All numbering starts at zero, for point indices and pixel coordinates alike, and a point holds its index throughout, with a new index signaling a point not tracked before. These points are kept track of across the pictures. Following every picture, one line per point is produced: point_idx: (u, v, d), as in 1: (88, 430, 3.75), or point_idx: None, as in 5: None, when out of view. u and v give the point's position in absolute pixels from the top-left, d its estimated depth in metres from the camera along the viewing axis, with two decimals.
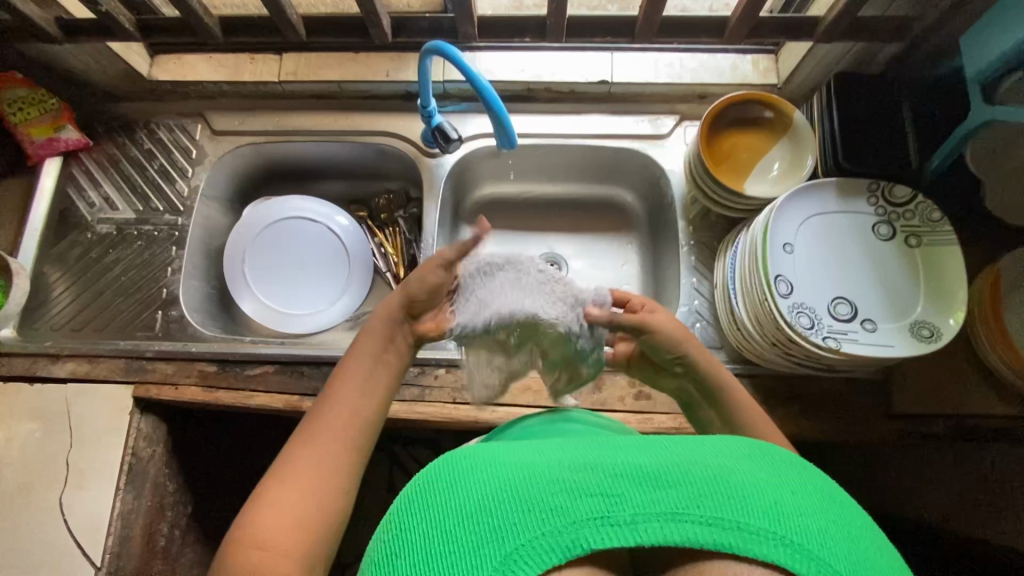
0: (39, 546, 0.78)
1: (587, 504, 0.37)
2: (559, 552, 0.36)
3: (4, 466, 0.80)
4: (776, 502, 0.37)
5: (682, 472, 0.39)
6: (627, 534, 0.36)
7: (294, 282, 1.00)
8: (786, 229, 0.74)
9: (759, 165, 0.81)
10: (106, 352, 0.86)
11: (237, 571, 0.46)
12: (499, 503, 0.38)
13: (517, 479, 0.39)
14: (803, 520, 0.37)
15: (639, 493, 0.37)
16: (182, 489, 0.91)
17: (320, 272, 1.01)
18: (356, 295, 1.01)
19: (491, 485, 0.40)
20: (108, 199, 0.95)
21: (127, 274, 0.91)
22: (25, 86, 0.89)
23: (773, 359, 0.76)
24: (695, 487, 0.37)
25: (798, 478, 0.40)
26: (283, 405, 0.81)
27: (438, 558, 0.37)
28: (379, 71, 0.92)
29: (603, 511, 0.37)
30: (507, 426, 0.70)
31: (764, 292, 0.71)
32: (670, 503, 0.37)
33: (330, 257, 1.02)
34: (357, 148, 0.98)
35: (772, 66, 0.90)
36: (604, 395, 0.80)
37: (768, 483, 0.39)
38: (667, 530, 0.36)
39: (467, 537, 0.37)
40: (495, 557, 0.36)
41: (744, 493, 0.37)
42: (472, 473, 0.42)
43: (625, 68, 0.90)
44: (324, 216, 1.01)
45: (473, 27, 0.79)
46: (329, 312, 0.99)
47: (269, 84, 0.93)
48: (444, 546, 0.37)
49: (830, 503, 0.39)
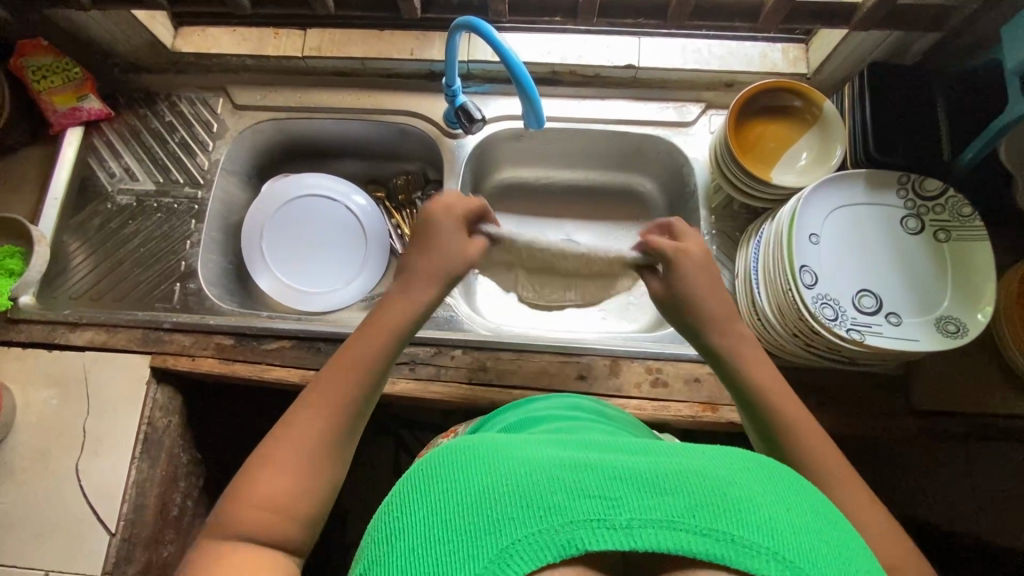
0: (56, 510, 0.79)
1: (583, 504, 0.34)
2: (554, 550, 0.33)
3: (27, 429, 0.82)
4: (773, 517, 0.35)
5: (682, 478, 0.36)
6: (621, 540, 0.33)
7: (312, 259, 1.00)
8: (812, 219, 0.73)
9: (787, 154, 0.80)
10: (124, 322, 0.86)
11: (239, 528, 0.47)
12: (496, 497, 0.35)
13: (510, 471, 0.36)
14: (800, 539, 0.34)
15: (637, 497, 0.35)
16: (195, 461, 0.91)
17: (337, 250, 1.01)
18: (372, 275, 1.01)
19: (490, 477, 0.37)
20: (128, 170, 0.95)
21: (146, 246, 0.91)
22: (50, 55, 0.89)
23: (794, 350, 0.75)
24: (694, 496, 0.35)
25: (795, 495, 0.38)
26: (299, 380, 0.82)
27: (431, 548, 0.34)
28: (403, 49, 0.91)
29: (598, 513, 0.34)
30: (511, 409, 0.71)
31: (788, 282, 0.70)
32: (667, 509, 0.34)
33: (347, 236, 1.01)
34: (378, 127, 0.97)
35: (802, 55, 0.88)
36: (621, 381, 0.79)
37: (767, 497, 0.36)
38: (661, 538, 0.33)
39: (454, 527, 0.35)
40: (490, 552, 0.33)
41: (743, 506, 0.35)
42: (463, 459, 0.38)
43: (652, 54, 0.89)
44: (342, 195, 1.01)
45: (504, 5, 0.79)
46: (344, 291, 0.99)
47: (292, 59, 0.93)
48: (431, 533, 0.35)
49: (828, 524, 0.36)
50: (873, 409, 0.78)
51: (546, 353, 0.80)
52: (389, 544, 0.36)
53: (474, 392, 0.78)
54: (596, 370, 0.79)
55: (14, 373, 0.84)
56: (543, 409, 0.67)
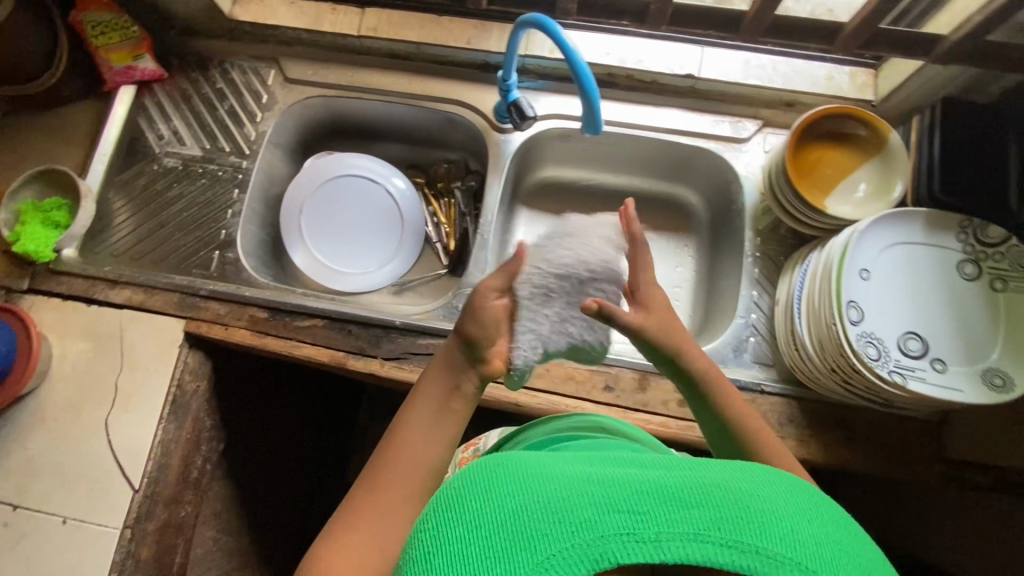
0: (85, 460, 0.81)
1: (612, 518, 0.35)
2: (587, 563, 0.34)
3: (61, 380, 0.84)
4: (793, 529, 0.36)
5: (704, 492, 0.36)
6: (650, 552, 0.34)
7: (348, 240, 1.00)
8: (865, 254, 0.71)
9: (844, 183, 0.78)
10: (162, 285, 0.87)
11: None
12: (526, 510, 0.36)
13: (540, 485, 0.37)
14: (821, 551, 0.35)
15: (665, 511, 0.35)
16: (218, 427, 0.93)
17: (373, 232, 1.01)
18: (405, 261, 1.02)
19: (519, 490, 0.37)
20: (177, 134, 0.95)
21: (188, 211, 0.92)
22: (110, 12, 0.90)
23: (829, 386, 0.74)
24: (717, 509, 0.35)
25: (814, 505, 0.38)
26: (328, 359, 0.82)
27: (470, 561, 0.35)
28: (460, 37, 0.90)
29: (627, 526, 0.34)
30: (532, 427, 0.72)
31: (833, 316, 0.69)
32: (691, 523, 0.35)
33: (385, 219, 1.01)
34: (426, 113, 0.96)
35: (870, 81, 0.85)
36: (648, 396, 0.78)
37: (787, 509, 0.37)
38: (689, 550, 0.34)
39: (490, 542, 0.35)
40: (526, 564, 0.34)
41: (762, 520, 0.35)
42: (492, 474, 0.39)
43: (714, 65, 0.87)
44: (382, 177, 1.01)
45: None
46: (377, 274, 1.00)
47: (348, 37, 0.92)
48: (467, 548, 0.35)
49: (846, 536, 0.37)
50: (902, 453, 0.76)
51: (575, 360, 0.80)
52: (430, 559, 0.36)
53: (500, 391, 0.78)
54: (623, 383, 0.79)
55: (53, 324, 0.86)
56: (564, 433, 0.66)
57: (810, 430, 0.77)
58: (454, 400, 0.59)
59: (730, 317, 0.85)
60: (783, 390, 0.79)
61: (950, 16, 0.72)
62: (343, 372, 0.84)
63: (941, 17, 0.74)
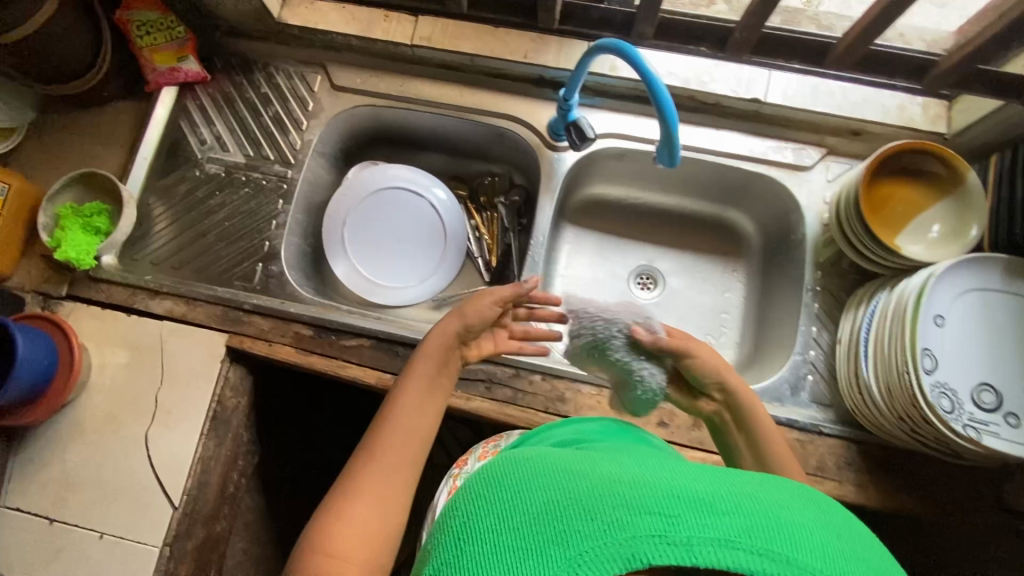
0: (124, 476, 0.79)
1: (644, 519, 0.33)
2: (617, 564, 0.32)
3: (100, 392, 0.82)
4: (826, 542, 0.34)
5: (737, 500, 0.35)
6: (681, 555, 0.32)
7: (389, 254, 0.98)
8: (940, 300, 0.69)
9: (917, 221, 0.75)
10: (204, 297, 0.85)
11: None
12: (556, 504, 0.35)
13: (574, 484, 0.36)
14: (856, 568, 0.33)
15: (697, 516, 0.33)
16: (255, 440, 0.91)
17: (416, 247, 0.98)
18: (447, 275, 0.99)
19: (549, 485, 0.36)
20: (219, 139, 0.93)
21: (231, 220, 0.90)
22: (156, 11, 0.87)
23: (894, 432, 0.72)
24: (749, 516, 0.34)
25: (843, 521, 0.36)
26: (374, 382, 0.80)
27: (500, 555, 0.34)
28: (516, 51, 0.86)
29: (659, 528, 0.33)
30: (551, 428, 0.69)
31: (906, 364, 0.67)
32: (722, 528, 0.33)
33: (427, 232, 0.99)
34: (476, 127, 0.93)
35: (944, 113, 0.82)
36: (703, 433, 0.76)
37: (817, 522, 0.35)
38: (720, 559, 0.32)
39: (523, 536, 0.34)
40: (556, 561, 0.33)
41: (794, 530, 0.34)
42: (524, 472, 0.38)
43: (782, 90, 0.83)
44: (426, 189, 0.99)
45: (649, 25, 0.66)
46: (419, 289, 0.97)
47: (400, 46, 0.89)
48: (497, 544, 0.34)
49: (877, 553, 0.35)
50: (963, 502, 0.74)
51: None
52: (460, 548, 0.36)
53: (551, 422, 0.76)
54: (678, 418, 0.77)
55: (92, 333, 0.85)
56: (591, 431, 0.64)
57: (869, 475, 0.75)
58: (443, 375, 0.65)
59: (786, 352, 0.83)
60: (842, 433, 0.77)
61: None
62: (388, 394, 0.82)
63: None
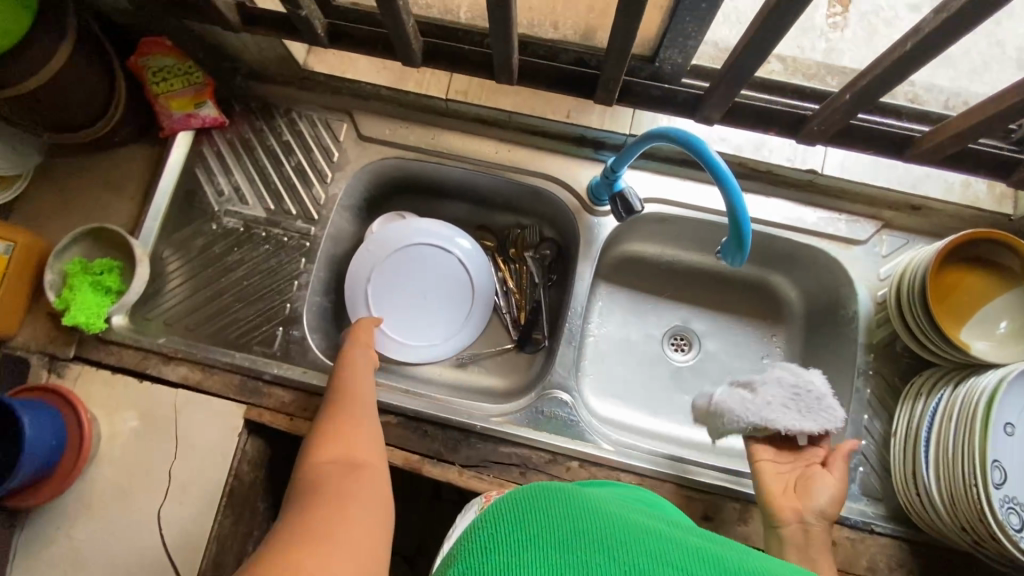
0: (135, 557, 0.75)
1: (658, 564, 0.36)
2: None
3: (109, 464, 0.78)
4: None
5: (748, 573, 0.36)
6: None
7: (411, 313, 0.92)
8: (1011, 407, 0.64)
9: (981, 315, 0.71)
10: (221, 364, 0.80)
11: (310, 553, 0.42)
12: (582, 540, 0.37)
13: (602, 523, 0.38)
14: None
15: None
16: (271, 508, 0.87)
17: (442, 305, 0.93)
18: (473, 332, 0.94)
19: (574, 521, 0.38)
20: (238, 190, 0.87)
21: (250, 279, 0.84)
22: (173, 57, 0.81)
23: (952, 538, 0.68)
24: None
25: None
26: (402, 463, 0.76)
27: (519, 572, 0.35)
28: (559, 110, 0.82)
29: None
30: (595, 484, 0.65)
31: (976, 477, 0.63)
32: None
33: (454, 288, 0.94)
34: (511, 184, 0.88)
35: (1009, 193, 0.78)
36: (750, 530, 0.72)
37: None
38: None
39: (547, 558, 0.36)
40: None
41: None
42: (560, 497, 0.40)
43: (839, 161, 0.80)
44: (451, 242, 0.93)
45: (718, 112, 0.62)
46: (444, 347, 0.92)
47: (433, 99, 0.84)
48: (520, 555, 0.36)
49: None
50: None
51: (670, 483, 0.74)
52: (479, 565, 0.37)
53: None
54: (723, 513, 0.73)
55: (100, 399, 0.80)
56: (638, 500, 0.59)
57: None
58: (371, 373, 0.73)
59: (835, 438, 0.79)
60: (895, 531, 0.73)
61: None
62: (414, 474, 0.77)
63: None
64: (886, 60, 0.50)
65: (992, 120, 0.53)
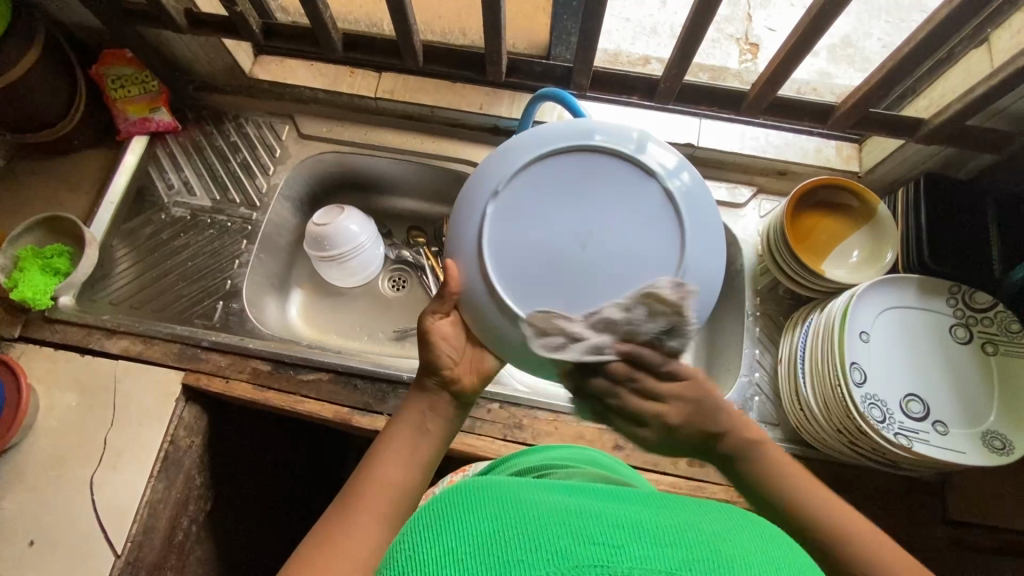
0: (65, 523, 0.76)
1: (585, 549, 0.29)
2: None
3: (42, 436, 0.79)
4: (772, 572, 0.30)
5: (687, 534, 0.31)
6: None
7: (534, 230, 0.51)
8: (864, 317, 0.74)
9: (837, 250, 0.83)
10: (162, 335, 0.85)
11: None
12: (508, 537, 0.30)
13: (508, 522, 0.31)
14: None
15: (641, 544, 0.30)
16: (208, 485, 0.88)
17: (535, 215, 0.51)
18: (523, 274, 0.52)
19: (501, 518, 0.32)
20: (187, 184, 0.97)
21: (194, 260, 0.93)
22: (132, 67, 0.92)
23: (837, 447, 0.74)
24: (692, 548, 0.30)
25: (792, 556, 0.32)
26: (332, 416, 0.81)
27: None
28: (473, 103, 0.94)
29: (598, 560, 0.29)
30: (516, 458, 0.70)
31: (839, 378, 0.70)
32: (667, 560, 0.29)
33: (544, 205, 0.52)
34: (437, 173, 0.99)
35: (856, 154, 0.91)
36: (657, 456, 0.78)
37: (759, 555, 0.31)
38: None
39: (458, 570, 0.29)
40: None
41: (738, 553, 0.30)
42: (464, 505, 0.33)
43: (712, 135, 0.92)
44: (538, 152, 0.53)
45: (587, 79, 0.79)
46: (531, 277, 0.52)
47: (364, 98, 0.96)
48: None
49: None
50: (908, 517, 0.76)
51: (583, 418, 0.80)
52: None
53: (506, 449, 0.78)
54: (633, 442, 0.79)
55: (43, 373, 0.83)
56: (574, 459, 0.64)
57: None
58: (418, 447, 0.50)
59: (733, 375, 0.87)
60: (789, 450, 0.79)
61: (928, 100, 0.77)
62: (345, 427, 0.82)
63: (920, 100, 0.78)
64: (695, 17, 0.64)
65: (784, 62, 0.67)
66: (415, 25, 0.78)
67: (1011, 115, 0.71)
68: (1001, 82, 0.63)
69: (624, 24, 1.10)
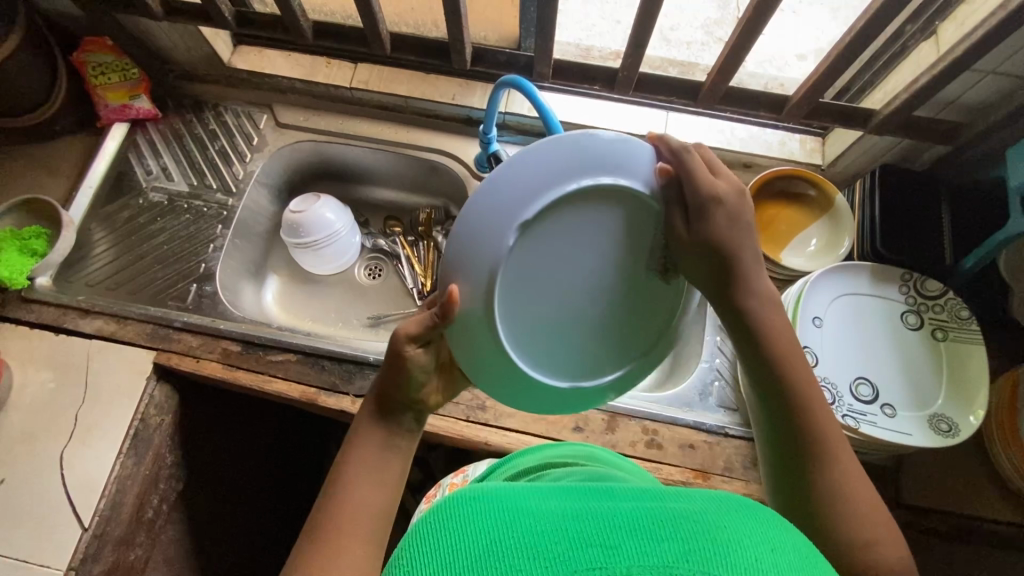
0: (33, 498, 0.77)
1: (584, 552, 0.31)
2: None
3: (14, 411, 0.81)
4: (760, 558, 0.31)
5: (677, 525, 0.33)
6: None
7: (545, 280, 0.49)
8: (817, 303, 0.75)
9: (797, 239, 0.84)
10: (135, 315, 0.86)
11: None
12: (505, 548, 0.32)
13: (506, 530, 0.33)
14: None
15: (634, 542, 0.31)
16: (179, 465, 0.90)
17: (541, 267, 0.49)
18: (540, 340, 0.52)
19: (499, 528, 0.33)
20: (166, 170, 0.99)
21: (170, 244, 0.95)
22: (112, 54, 0.95)
23: None
24: (684, 541, 0.31)
25: (778, 538, 0.34)
26: (299, 396, 0.82)
27: None
28: (446, 94, 0.97)
29: (597, 560, 0.30)
30: (516, 456, 0.71)
31: None
32: (660, 555, 0.31)
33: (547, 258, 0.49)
34: (411, 162, 1.01)
35: (819, 147, 0.93)
36: (616, 437, 0.80)
37: (748, 542, 0.32)
38: None
39: None
40: None
41: (730, 543, 0.32)
42: (462, 515, 0.34)
43: (677, 127, 0.93)
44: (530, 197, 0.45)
45: (548, 68, 0.81)
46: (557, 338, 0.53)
47: (340, 88, 0.98)
48: None
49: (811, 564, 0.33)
50: None
51: None
52: None
53: (468, 429, 0.80)
54: (593, 424, 0.80)
55: (17, 351, 0.84)
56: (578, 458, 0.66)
57: None
58: (388, 464, 0.50)
59: (696, 362, 0.89)
60: (748, 435, 0.80)
61: (883, 93, 0.78)
62: (312, 408, 0.84)
63: (875, 93, 0.80)
64: (646, 6, 0.66)
65: (735, 52, 0.70)
66: (383, 14, 0.81)
67: (962, 105, 0.73)
68: (942, 72, 0.66)
69: (614, 27, 1.12)
